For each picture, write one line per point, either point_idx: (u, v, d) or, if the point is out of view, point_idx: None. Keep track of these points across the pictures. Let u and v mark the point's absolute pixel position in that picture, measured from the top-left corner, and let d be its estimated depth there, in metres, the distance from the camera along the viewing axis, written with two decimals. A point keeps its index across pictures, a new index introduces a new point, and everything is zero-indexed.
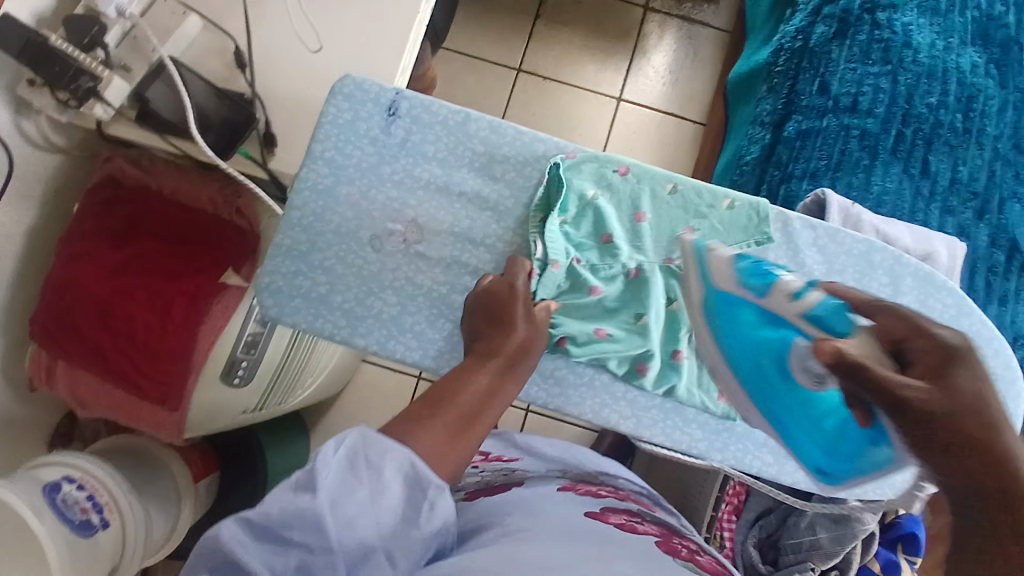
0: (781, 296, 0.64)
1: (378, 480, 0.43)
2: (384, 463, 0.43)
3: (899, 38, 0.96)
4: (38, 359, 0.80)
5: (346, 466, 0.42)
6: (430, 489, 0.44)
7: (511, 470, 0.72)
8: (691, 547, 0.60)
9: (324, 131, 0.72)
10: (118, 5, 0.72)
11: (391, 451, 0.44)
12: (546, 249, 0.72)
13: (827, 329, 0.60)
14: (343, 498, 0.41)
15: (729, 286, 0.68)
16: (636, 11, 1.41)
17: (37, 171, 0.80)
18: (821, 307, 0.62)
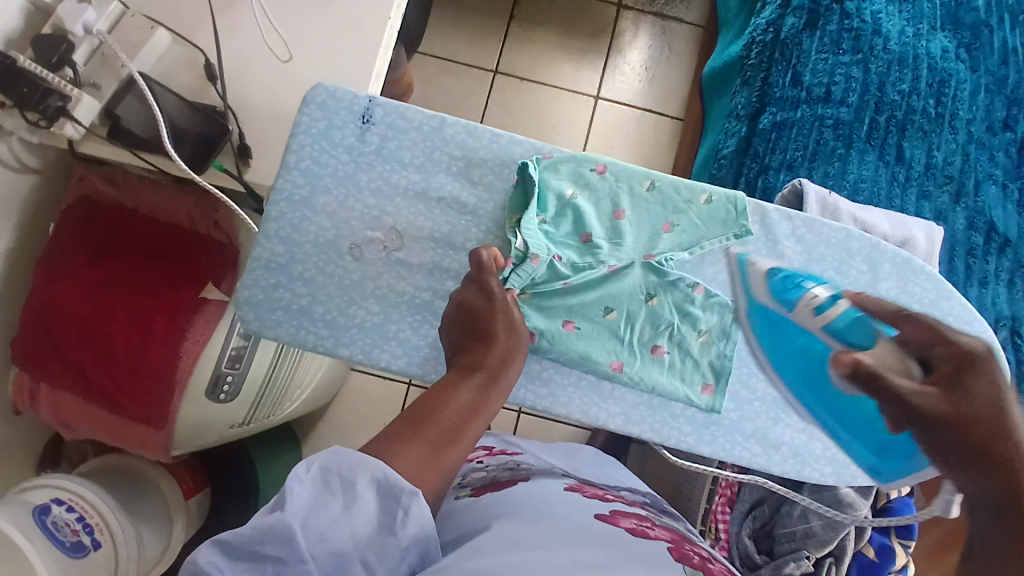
0: (805, 310, 0.70)
1: (350, 491, 0.43)
2: (356, 476, 0.44)
3: (868, 26, 0.97)
4: (20, 383, 0.79)
5: (319, 483, 0.43)
6: (402, 495, 0.44)
7: (516, 464, 0.72)
8: (704, 555, 0.57)
9: (298, 141, 0.72)
10: (85, 23, 0.72)
11: (362, 462, 0.44)
12: (526, 243, 0.71)
13: (843, 341, 0.67)
14: (316, 512, 0.42)
15: (765, 300, 0.74)
16: (610, 9, 1.41)
17: (11, 193, 0.79)
18: (845, 319, 0.67)
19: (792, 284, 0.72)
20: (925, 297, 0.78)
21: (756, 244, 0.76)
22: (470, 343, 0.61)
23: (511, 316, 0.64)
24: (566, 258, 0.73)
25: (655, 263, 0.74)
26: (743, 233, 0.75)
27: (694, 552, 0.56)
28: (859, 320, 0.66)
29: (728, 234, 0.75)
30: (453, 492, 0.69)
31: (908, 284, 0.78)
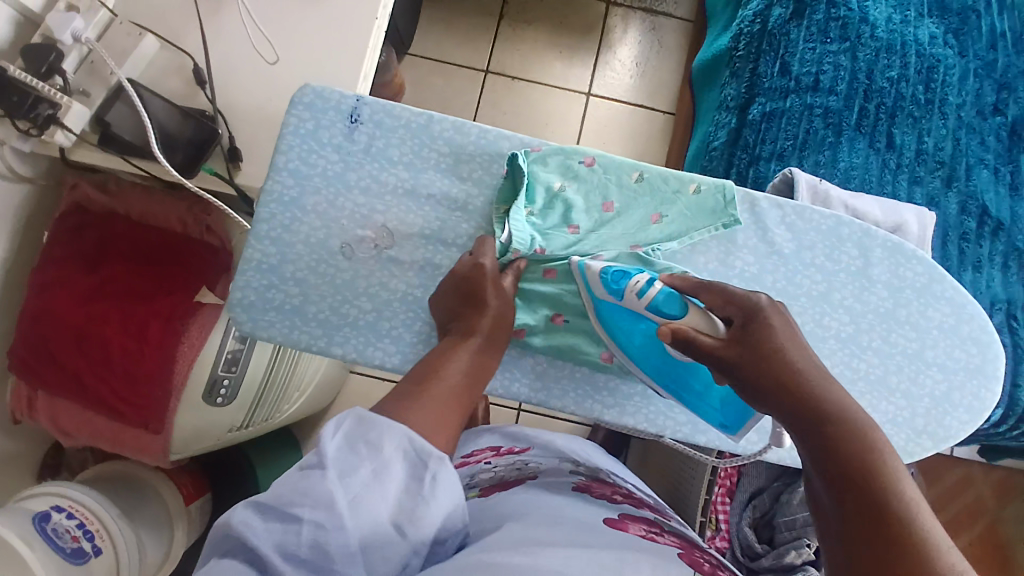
0: (630, 295, 0.66)
1: (378, 456, 0.44)
2: (385, 443, 0.44)
3: (855, 14, 0.97)
4: (18, 392, 0.79)
5: (348, 448, 0.43)
6: (430, 461, 0.45)
7: (523, 463, 0.72)
8: (715, 561, 0.54)
9: (287, 142, 0.72)
10: (73, 31, 0.73)
11: (389, 430, 0.45)
12: (511, 235, 0.72)
13: (662, 314, 0.64)
14: (348, 476, 0.42)
15: (602, 294, 0.69)
16: (599, 5, 1.42)
17: (3, 202, 0.79)
18: (660, 293, 0.64)
19: (621, 274, 0.68)
20: (918, 281, 0.78)
21: (747, 233, 0.76)
22: (466, 316, 0.65)
23: (501, 286, 0.68)
24: (551, 250, 0.73)
25: (642, 253, 0.74)
26: (732, 223, 0.75)
27: (705, 558, 0.54)
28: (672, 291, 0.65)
29: (716, 224, 0.75)
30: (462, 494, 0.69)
31: (900, 269, 0.78)
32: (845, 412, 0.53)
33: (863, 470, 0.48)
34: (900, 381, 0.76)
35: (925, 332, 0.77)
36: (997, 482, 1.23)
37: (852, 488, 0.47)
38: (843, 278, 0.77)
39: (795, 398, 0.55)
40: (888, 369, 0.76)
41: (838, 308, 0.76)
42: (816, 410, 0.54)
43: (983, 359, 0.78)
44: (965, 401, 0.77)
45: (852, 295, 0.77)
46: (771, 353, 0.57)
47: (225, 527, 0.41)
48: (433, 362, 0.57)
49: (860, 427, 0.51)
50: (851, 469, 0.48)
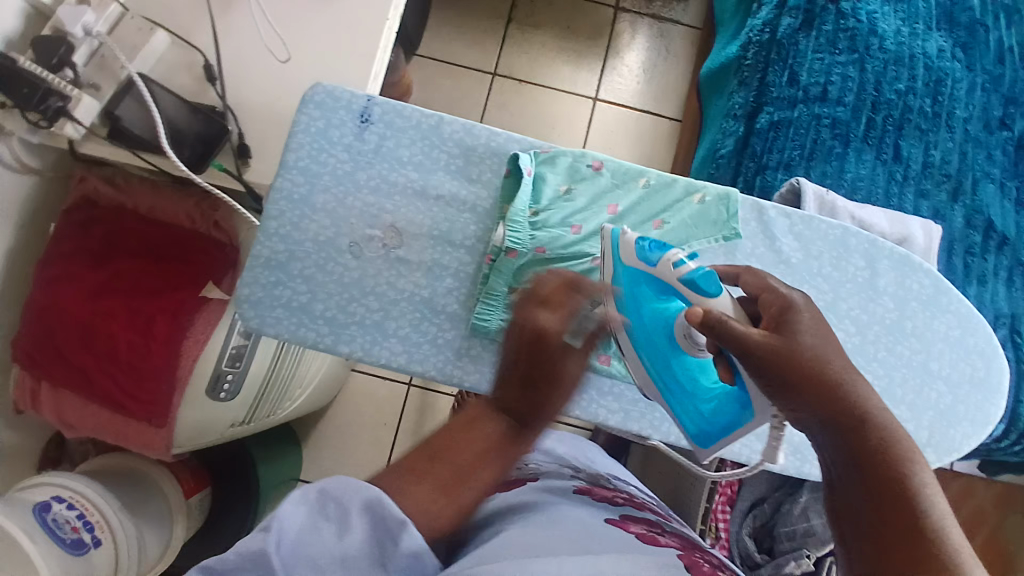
0: (666, 265, 0.61)
1: (344, 518, 0.41)
2: (352, 502, 0.42)
3: (864, 26, 0.97)
4: (22, 383, 0.79)
5: (315, 505, 0.42)
6: (393, 526, 0.41)
7: (524, 464, 0.70)
8: (715, 562, 0.52)
9: (297, 140, 0.72)
10: (85, 24, 0.73)
11: (360, 490, 0.42)
12: (504, 236, 0.73)
13: (697, 291, 0.58)
14: (306, 538, 0.40)
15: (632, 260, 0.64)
16: (607, 10, 1.42)
17: (10, 194, 0.80)
18: (697, 272, 0.59)
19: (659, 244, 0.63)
20: (924, 293, 0.78)
21: (754, 241, 0.76)
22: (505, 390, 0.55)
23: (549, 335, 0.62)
24: (553, 250, 0.73)
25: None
26: (732, 236, 0.75)
27: (704, 559, 0.52)
28: (711, 274, 0.59)
29: (718, 236, 0.75)
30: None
31: (906, 280, 0.78)
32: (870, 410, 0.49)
33: (891, 473, 0.45)
34: (905, 392, 0.76)
35: (931, 344, 0.77)
36: (998, 493, 1.23)
37: (880, 492, 0.45)
38: (849, 288, 0.77)
39: (824, 391, 0.50)
40: (893, 380, 0.76)
41: (844, 318, 0.76)
42: (831, 402, 0.50)
43: (987, 371, 0.78)
44: (969, 413, 0.77)
45: (859, 306, 0.77)
46: (805, 351, 0.51)
47: None
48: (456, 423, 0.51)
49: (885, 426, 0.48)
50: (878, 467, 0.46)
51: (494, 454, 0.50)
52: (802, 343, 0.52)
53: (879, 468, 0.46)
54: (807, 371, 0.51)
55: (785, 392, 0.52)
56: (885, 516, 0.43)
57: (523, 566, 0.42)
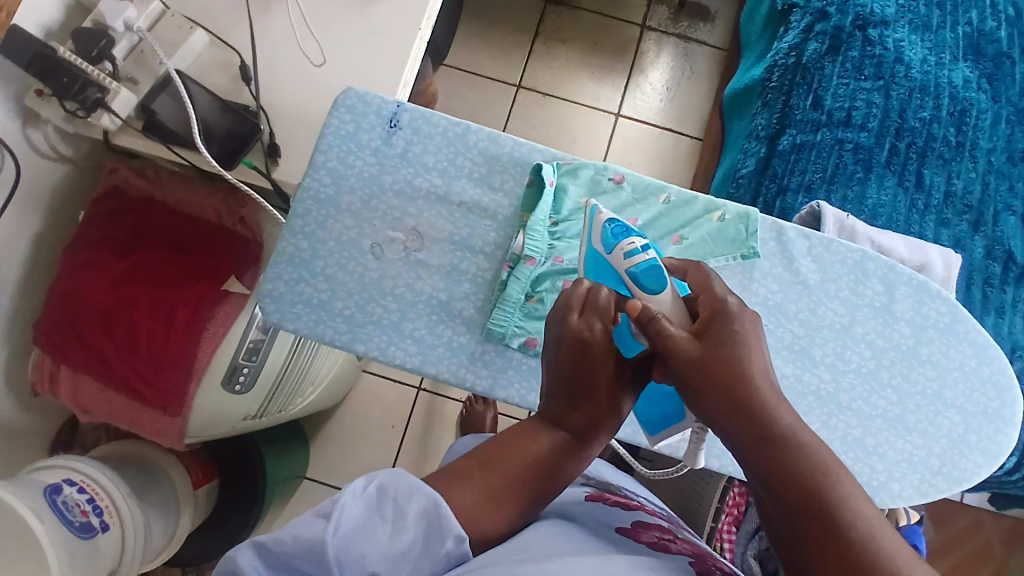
0: (619, 254, 0.60)
1: (400, 519, 0.42)
2: (409, 506, 0.43)
3: (890, 54, 0.98)
4: (41, 364, 0.80)
5: (373, 499, 0.43)
6: (448, 539, 0.43)
7: None
8: (730, 569, 0.51)
9: (327, 142, 0.74)
10: (126, 19, 0.75)
11: (418, 494, 0.43)
12: (523, 244, 0.74)
13: (639, 287, 0.58)
14: (362, 533, 0.41)
15: (596, 245, 0.64)
16: (633, 29, 1.44)
17: (43, 180, 0.82)
18: (644, 264, 0.58)
19: (622, 230, 0.62)
20: (940, 321, 0.77)
21: (772, 261, 0.76)
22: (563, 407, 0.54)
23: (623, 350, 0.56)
24: (568, 260, 0.75)
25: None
26: (751, 254, 0.76)
27: (718, 566, 0.51)
28: (660, 266, 0.58)
29: (736, 254, 0.76)
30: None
31: (923, 307, 0.77)
32: (791, 427, 0.48)
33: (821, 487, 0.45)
34: (918, 420, 0.75)
35: (946, 372, 0.77)
36: (1006, 530, 1.21)
37: (802, 509, 0.44)
38: (865, 313, 0.77)
39: (748, 412, 0.49)
40: (906, 408, 0.75)
41: (860, 342, 0.76)
42: (756, 424, 0.48)
43: (1000, 402, 0.77)
44: (982, 444, 0.76)
45: (875, 330, 0.76)
46: (727, 369, 0.50)
47: (229, 560, 0.40)
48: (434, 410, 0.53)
49: (807, 441, 0.47)
50: (797, 479, 0.45)
51: (543, 465, 0.52)
52: (724, 356, 0.51)
53: (811, 484, 0.45)
54: (722, 390, 0.50)
55: (705, 415, 0.51)
56: (813, 539, 0.43)
57: (537, 565, 0.42)
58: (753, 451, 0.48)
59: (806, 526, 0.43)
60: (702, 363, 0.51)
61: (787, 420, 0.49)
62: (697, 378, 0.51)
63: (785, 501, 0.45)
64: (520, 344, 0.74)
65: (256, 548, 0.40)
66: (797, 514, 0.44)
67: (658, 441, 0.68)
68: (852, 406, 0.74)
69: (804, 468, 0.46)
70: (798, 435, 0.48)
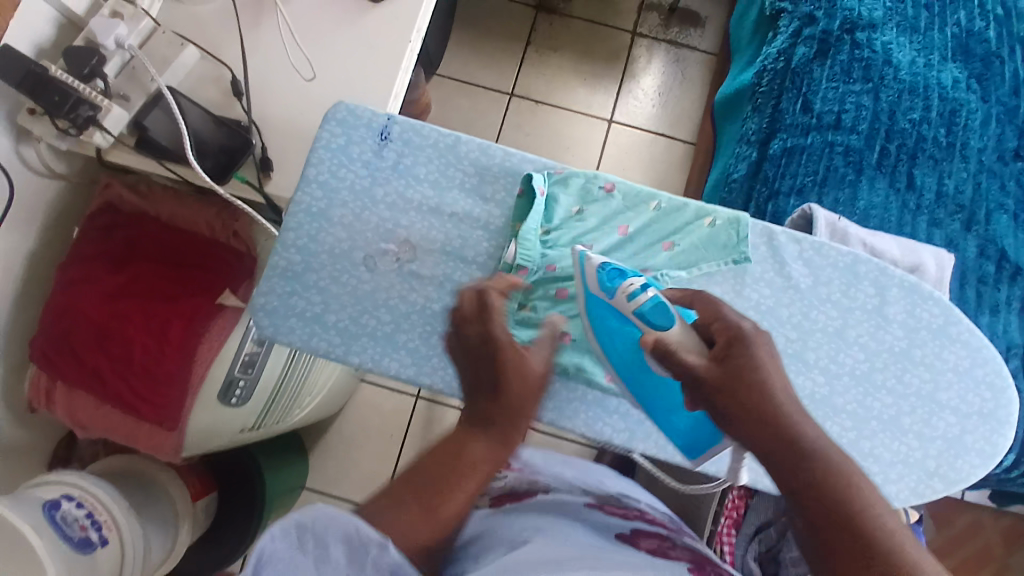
0: (623, 296, 0.64)
1: (322, 549, 0.38)
2: (327, 533, 0.39)
3: (878, 56, 0.98)
4: (37, 382, 0.80)
5: (293, 538, 0.38)
6: (372, 548, 0.39)
7: (534, 480, 0.70)
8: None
9: (318, 155, 0.74)
10: (118, 36, 0.76)
11: (337, 519, 0.39)
12: (516, 253, 0.74)
13: (649, 324, 0.61)
14: (286, 573, 0.36)
15: (593, 288, 0.68)
16: (624, 36, 1.45)
17: (36, 197, 0.82)
18: (649, 301, 0.62)
19: (618, 272, 0.67)
20: (934, 322, 0.78)
21: (763, 266, 0.77)
22: (482, 399, 0.60)
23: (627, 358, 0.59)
24: (561, 268, 0.75)
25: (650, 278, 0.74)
26: (742, 259, 0.76)
27: (716, 572, 0.51)
28: (663, 302, 0.62)
29: (727, 260, 0.76)
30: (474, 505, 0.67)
31: (916, 308, 0.78)
32: (818, 444, 0.52)
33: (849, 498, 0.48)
34: (914, 422, 0.75)
35: (940, 374, 0.77)
36: (1005, 531, 1.21)
37: (833, 521, 0.47)
38: (858, 316, 0.77)
39: (776, 428, 0.52)
40: (901, 410, 0.75)
41: (853, 345, 0.76)
42: (792, 443, 0.52)
43: (997, 404, 0.77)
44: (978, 445, 0.76)
45: (867, 333, 0.77)
46: (750, 381, 0.55)
47: None
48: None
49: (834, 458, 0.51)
50: (828, 493, 0.48)
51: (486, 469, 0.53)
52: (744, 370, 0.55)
53: (838, 494, 0.48)
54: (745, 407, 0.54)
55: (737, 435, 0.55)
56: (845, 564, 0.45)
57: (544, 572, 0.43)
58: (784, 471, 0.51)
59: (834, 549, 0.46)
60: (717, 368, 0.56)
61: (814, 437, 0.52)
62: (719, 398, 0.55)
63: (816, 525, 0.48)
64: None
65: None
66: (826, 537, 0.47)
67: (701, 463, 0.69)
68: (847, 410, 0.74)
69: (832, 482, 0.49)
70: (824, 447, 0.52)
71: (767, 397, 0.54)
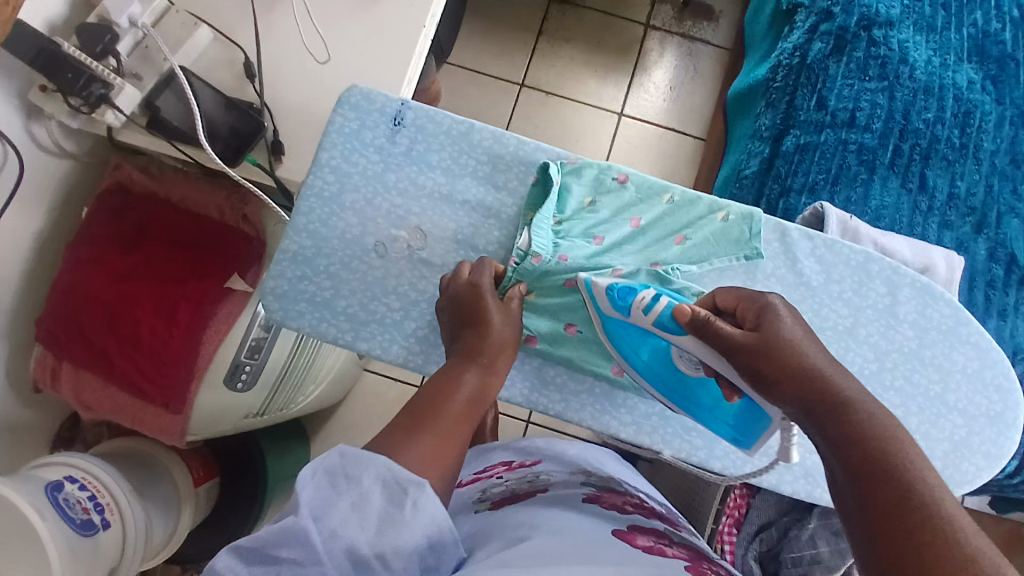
0: (638, 312, 0.64)
1: (357, 490, 0.42)
2: (362, 474, 0.42)
3: (895, 55, 0.97)
4: (43, 360, 0.80)
5: (323, 482, 0.42)
6: (410, 488, 0.42)
7: (534, 476, 0.69)
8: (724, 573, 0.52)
9: (330, 140, 0.74)
10: (130, 15, 0.75)
11: (370, 463, 0.43)
12: (530, 241, 0.72)
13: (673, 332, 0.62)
14: (324, 512, 0.40)
15: (609, 310, 0.67)
16: (637, 28, 1.44)
17: (45, 176, 0.82)
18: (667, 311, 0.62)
19: (628, 289, 0.66)
20: (944, 323, 0.77)
21: (775, 262, 0.76)
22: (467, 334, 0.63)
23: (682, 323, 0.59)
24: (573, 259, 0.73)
25: (661, 271, 0.72)
26: (754, 255, 0.75)
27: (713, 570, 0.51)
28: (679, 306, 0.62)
29: (739, 255, 0.75)
30: (472, 507, 0.65)
31: (927, 309, 0.77)
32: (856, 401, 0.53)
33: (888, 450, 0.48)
34: (921, 422, 0.75)
35: (948, 375, 0.77)
36: (1004, 533, 1.21)
37: (872, 469, 0.48)
38: (868, 314, 0.77)
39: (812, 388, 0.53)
40: (908, 410, 0.75)
41: (862, 344, 0.76)
42: (831, 402, 0.53)
43: (1004, 406, 0.77)
44: (983, 447, 0.76)
45: (877, 332, 0.76)
46: (785, 342, 0.55)
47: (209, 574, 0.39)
48: (443, 383, 0.56)
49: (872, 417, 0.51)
50: (868, 448, 0.49)
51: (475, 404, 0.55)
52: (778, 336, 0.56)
53: (876, 447, 0.49)
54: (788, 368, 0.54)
55: (778, 399, 0.55)
56: (881, 504, 0.45)
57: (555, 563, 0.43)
58: (828, 427, 0.52)
59: (874, 500, 0.46)
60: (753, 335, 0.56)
61: (854, 402, 0.53)
62: (759, 360, 0.55)
63: (856, 474, 0.48)
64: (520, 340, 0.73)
65: (232, 549, 0.40)
66: (864, 483, 0.47)
67: (759, 447, 0.68)
68: None
69: (872, 437, 0.50)
70: (862, 407, 0.52)
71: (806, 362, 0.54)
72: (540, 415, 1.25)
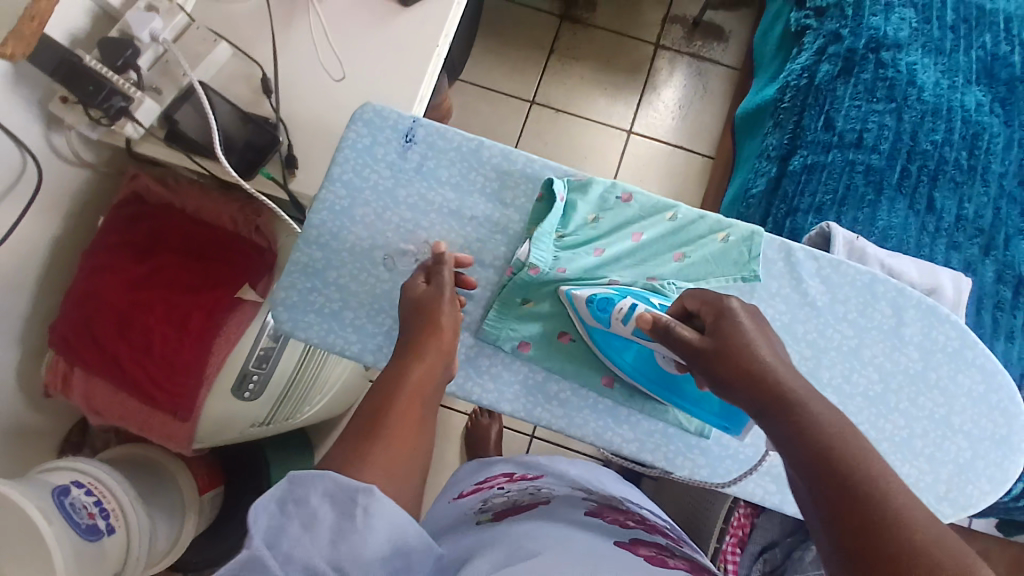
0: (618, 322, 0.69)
1: (307, 509, 0.40)
2: (310, 492, 0.41)
3: (903, 77, 0.98)
4: (56, 365, 0.81)
5: (274, 509, 0.41)
6: (359, 496, 0.41)
7: (535, 489, 0.69)
8: None
9: (343, 155, 0.76)
10: (152, 31, 0.77)
11: (315, 480, 0.41)
12: (529, 252, 0.74)
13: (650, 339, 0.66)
14: (277, 538, 0.39)
15: (592, 322, 0.72)
16: (647, 47, 1.45)
17: (63, 185, 0.84)
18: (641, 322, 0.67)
19: (607, 300, 0.70)
20: (950, 345, 0.77)
21: (780, 281, 0.77)
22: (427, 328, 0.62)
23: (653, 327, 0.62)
24: (571, 271, 0.74)
25: (657, 285, 0.74)
26: (752, 278, 0.75)
27: None
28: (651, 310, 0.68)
29: (737, 276, 0.75)
30: (473, 520, 0.65)
31: (932, 331, 0.77)
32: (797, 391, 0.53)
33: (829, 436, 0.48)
34: (926, 445, 0.75)
35: (953, 397, 0.76)
36: (1011, 560, 1.18)
37: (816, 456, 0.47)
38: (874, 335, 0.77)
39: (759, 383, 0.54)
40: (913, 432, 0.75)
41: (867, 365, 0.76)
42: (773, 393, 0.53)
43: (1011, 430, 0.76)
44: (988, 470, 0.75)
45: (882, 353, 0.76)
46: (736, 345, 0.57)
47: None
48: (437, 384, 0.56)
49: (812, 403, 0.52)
50: (812, 435, 0.49)
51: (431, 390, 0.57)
52: (732, 339, 0.58)
53: (822, 436, 0.48)
54: (744, 370, 0.55)
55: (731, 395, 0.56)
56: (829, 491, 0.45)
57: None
58: (774, 421, 0.52)
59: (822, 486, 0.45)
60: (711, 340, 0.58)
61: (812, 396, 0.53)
62: (716, 361, 0.57)
63: (802, 463, 0.48)
64: (513, 347, 0.75)
65: None
66: (812, 471, 0.46)
67: (748, 432, 0.71)
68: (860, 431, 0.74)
69: (817, 425, 0.49)
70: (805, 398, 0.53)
71: (769, 370, 0.55)
72: (545, 429, 1.25)
